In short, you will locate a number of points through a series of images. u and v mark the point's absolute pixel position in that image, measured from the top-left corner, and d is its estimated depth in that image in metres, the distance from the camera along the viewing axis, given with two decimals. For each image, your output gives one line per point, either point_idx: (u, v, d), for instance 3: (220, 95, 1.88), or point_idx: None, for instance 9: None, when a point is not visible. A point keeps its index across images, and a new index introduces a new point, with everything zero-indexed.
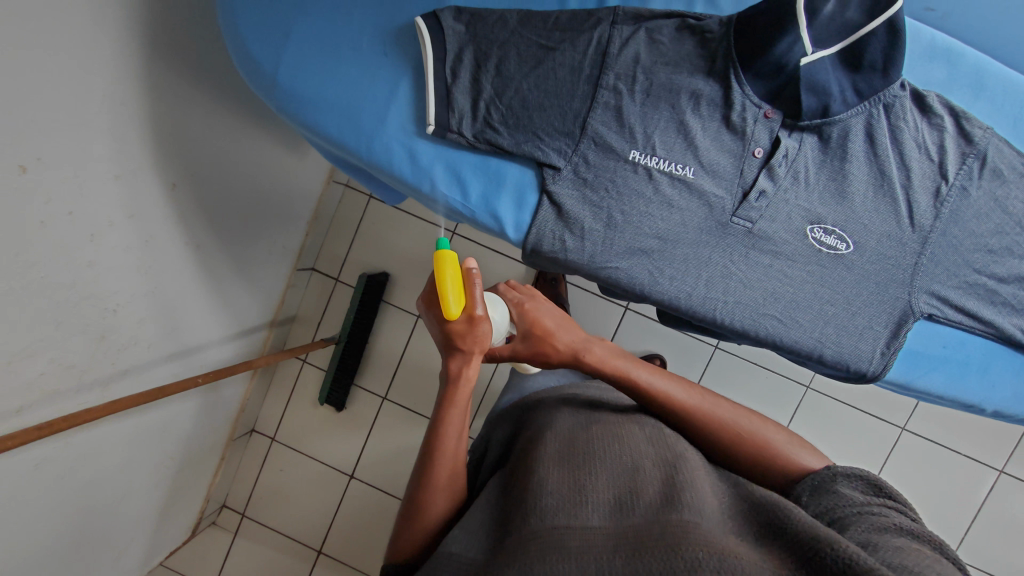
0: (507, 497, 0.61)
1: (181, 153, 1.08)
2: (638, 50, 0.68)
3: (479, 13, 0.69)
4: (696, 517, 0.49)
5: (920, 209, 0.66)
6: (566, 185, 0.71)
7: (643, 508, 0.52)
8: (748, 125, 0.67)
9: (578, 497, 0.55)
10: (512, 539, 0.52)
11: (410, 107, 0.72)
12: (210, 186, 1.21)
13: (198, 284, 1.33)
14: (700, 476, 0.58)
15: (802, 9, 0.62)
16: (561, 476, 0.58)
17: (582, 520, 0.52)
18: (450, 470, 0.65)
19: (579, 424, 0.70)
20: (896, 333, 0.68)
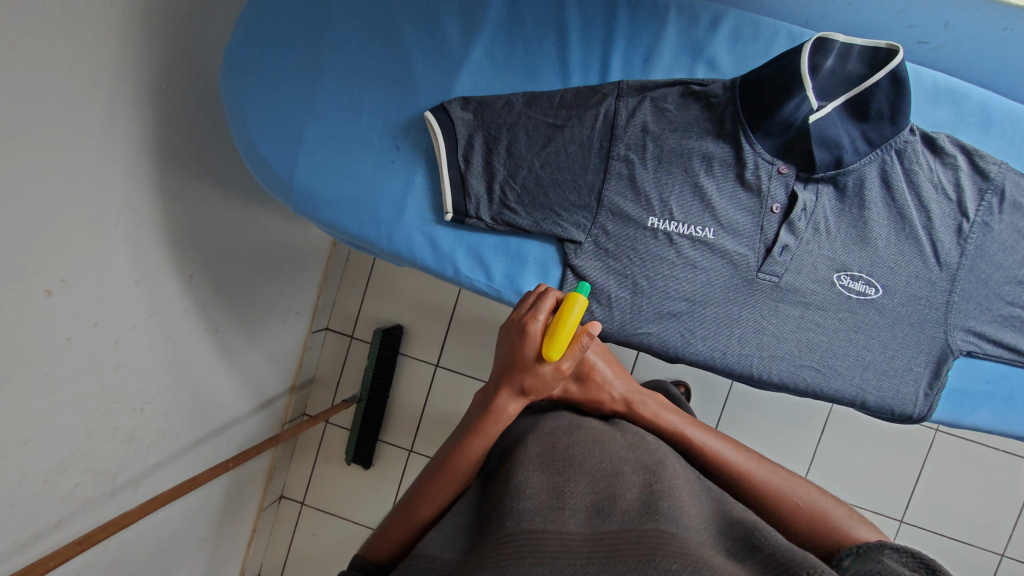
0: (484, 504, 0.54)
1: (197, 245, 1.09)
2: (646, 120, 0.69)
3: (485, 100, 0.70)
4: (677, 527, 0.44)
5: (945, 248, 0.66)
6: (589, 257, 0.71)
7: (623, 512, 0.46)
8: (763, 182, 0.68)
9: (556, 500, 0.48)
10: (484, 544, 0.46)
11: (426, 196, 0.73)
12: (225, 270, 1.22)
13: (219, 366, 1.33)
14: (681, 484, 0.52)
15: (806, 69, 0.64)
16: (541, 478, 0.51)
17: (559, 522, 0.45)
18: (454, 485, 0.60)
19: (560, 426, 0.62)
20: (937, 373, 0.67)
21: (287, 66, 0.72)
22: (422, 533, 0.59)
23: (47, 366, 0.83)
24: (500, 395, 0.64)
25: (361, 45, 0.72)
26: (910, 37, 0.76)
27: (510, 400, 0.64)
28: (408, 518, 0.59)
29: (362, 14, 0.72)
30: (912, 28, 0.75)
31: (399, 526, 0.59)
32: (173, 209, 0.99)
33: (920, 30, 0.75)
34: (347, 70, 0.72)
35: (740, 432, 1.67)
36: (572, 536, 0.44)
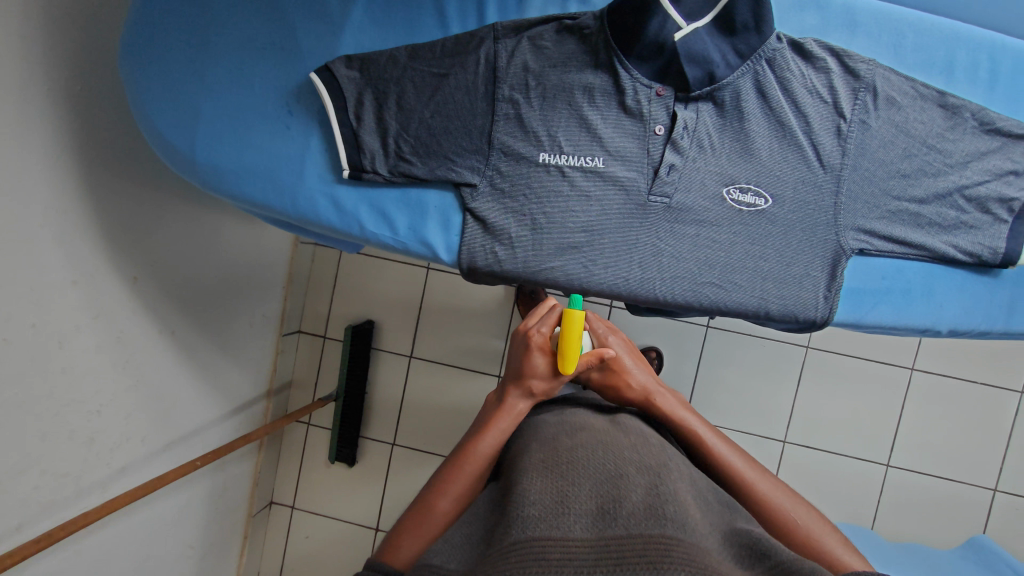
0: (494, 513, 0.60)
1: (140, 246, 1.11)
2: (525, 59, 0.71)
3: (369, 56, 0.72)
4: (679, 531, 0.50)
5: (827, 149, 0.67)
6: (486, 199, 0.73)
7: (627, 515, 0.52)
8: (644, 106, 0.69)
9: (563, 508, 0.54)
10: (490, 551, 0.51)
11: (323, 157, 0.74)
12: (177, 273, 1.25)
13: (182, 370, 1.34)
14: (680, 491, 0.60)
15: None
16: (546, 489, 0.58)
17: (563, 528, 0.51)
18: (467, 483, 0.71)
19: (563, 429, 0.74)
20: (834, 274, 0.68)
21: (178, 44, 0.74)
22: (440, 527, 0.67)
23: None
24: (511, 396, 0.81)
25: (247, 19, 0.74)
26: None
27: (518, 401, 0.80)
28: (424, 515, 0.68)
29: None
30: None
31: (413, 523, 0.67)
32: (108, 209, 1.01)
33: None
34: (237, 44, 0.74)
35: (713, 391, 1.67)
36: (577, 540, 0.50)
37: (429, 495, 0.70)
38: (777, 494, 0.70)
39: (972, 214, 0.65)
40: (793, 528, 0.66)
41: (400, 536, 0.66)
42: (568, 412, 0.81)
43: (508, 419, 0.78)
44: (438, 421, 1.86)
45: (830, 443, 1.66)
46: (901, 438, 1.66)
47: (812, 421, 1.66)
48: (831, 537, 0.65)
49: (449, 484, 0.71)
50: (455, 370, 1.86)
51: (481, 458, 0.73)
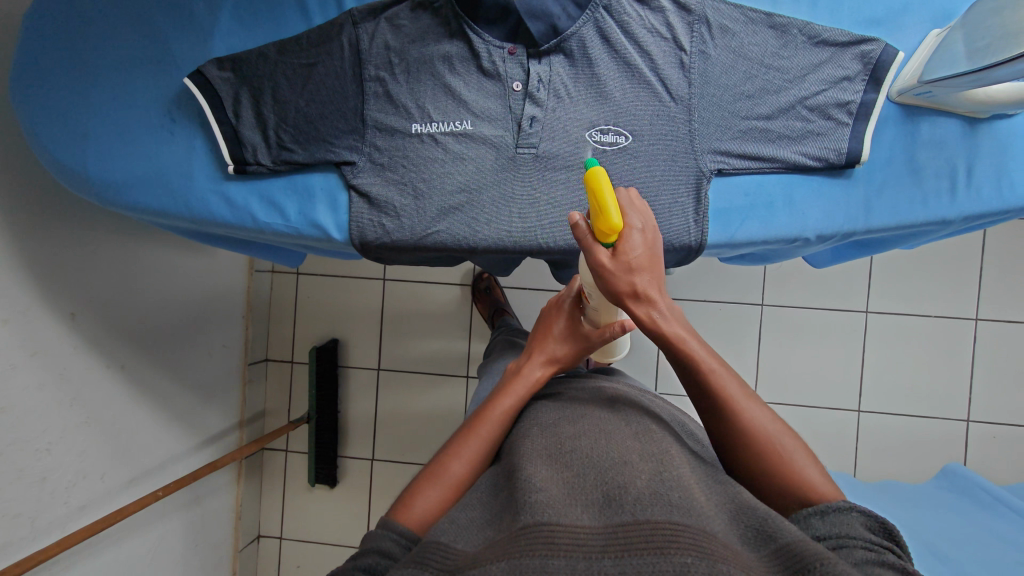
0: (499, 493, 0.57)
1: (71, 284, 1.13)
2: (385, 38, 0.75)
3: (239, 57, 0.76)
4: (687, 516, 0.47)
5: (674, 82, 0.71)
6: (368, 174, 0.76)
7: (636, 500, 0.49)
8: (500, 66, 0.73)
9: (572, 496, 0.51)
10: (497, 536, 0.49)
11: (209, 157, 0.78)
12: (118, 307, 1.27)
13: (137, 406, 1.35)
14: (686, 472, 0.55)
15: None
16: (554, 477, 0.55)
17: (573, 514, 0.49)
18: (483, 445, 0.67)
19: (563, 415, 0.68)
20: (699, 198, 0.71)
21: (61, 71, 0.78)
22: (455, 489, 0.63)
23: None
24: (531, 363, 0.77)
25: (124, 38, 0.78)
26: None
27: (535, 368, 0.77)
28: (433, 482, 0.63)
29: (119, 11, 0.78)
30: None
31: (420, 487, 0.62)
32: (32, 247, 1.04)
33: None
34: (117, 63, 0.78)
35: None
36: (585, 528, 0.47)
37: (438, 461, 0.65)
38: (756, 413, 0.57)
39: (816, 122, 0.69)
40: (773, 456, 0.55)
41: (408, 501, 0.61)
42: (568, 396, 0.74)
43: (527, 385, 0.74)
44: (413, 429, 1.86)
45: (800, 397, 1.65)
46: (869, 382, 1.64)
47: (776, 377, 1.65)
48: (805, 459, 0.55)
49: (463, 448, 0.66)
50: (423, 376, 1.86)
51: (494, 424, 0.69)
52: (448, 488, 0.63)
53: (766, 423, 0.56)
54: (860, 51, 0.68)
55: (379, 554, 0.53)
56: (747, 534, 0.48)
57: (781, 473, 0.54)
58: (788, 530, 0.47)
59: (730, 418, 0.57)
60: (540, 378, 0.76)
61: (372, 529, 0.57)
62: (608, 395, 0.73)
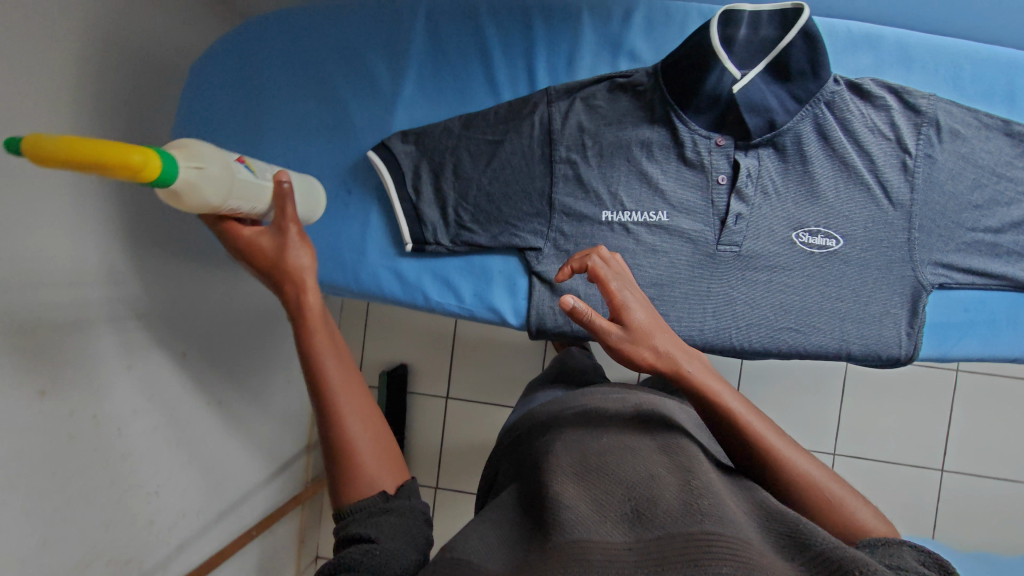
0: (528, 511, 0.51)
1: (185, 315, 1.02)
2: (580, 119, 0.71)
3: (423, 130, 0.73)
4: (723, 525, 0.42)
5: (894, 186, 0.67)
6: (552, 261, 0.72)
7: (669, 513, 0.44)
8: (705, 157, 0.69)
9: (600, 509, 0.46)
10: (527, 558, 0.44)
11: (384, 233, 0.74)
12: (218, 342, 1.15)
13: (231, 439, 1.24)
14: (717, 482, 0.49)
15: (717, 44, 0.65)
16: (577, 488, 0.49)
17: (608, 529, 0.44)
18: (338, 396, 0.54)
19: (586, 429, 0.59)
20: (914, 311, 0.67)
21: (230, 131, 0.75)
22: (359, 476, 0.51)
23: (39, 461, 0.73)
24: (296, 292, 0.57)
25: (295, 104, 0.74)
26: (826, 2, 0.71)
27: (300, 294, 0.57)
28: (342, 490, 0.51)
29: (293, 76, 0.74)
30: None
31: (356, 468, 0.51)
32: (162, 277, 0.95)
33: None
34: (289, 127, 0.74)
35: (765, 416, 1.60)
36: (620, 544, 0.42)
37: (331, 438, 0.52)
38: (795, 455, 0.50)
39: None
40: (823, 504, 0.49)
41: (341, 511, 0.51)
42: (592, 408, 0.64)
43: (312, 324, 0.56)
44: None
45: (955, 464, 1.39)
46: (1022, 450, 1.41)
47: (920, 440, 1.40)
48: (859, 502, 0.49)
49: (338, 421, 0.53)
50: None
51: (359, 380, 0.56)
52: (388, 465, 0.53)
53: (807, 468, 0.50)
54: None
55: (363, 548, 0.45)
56: (780, 539, 0.43)
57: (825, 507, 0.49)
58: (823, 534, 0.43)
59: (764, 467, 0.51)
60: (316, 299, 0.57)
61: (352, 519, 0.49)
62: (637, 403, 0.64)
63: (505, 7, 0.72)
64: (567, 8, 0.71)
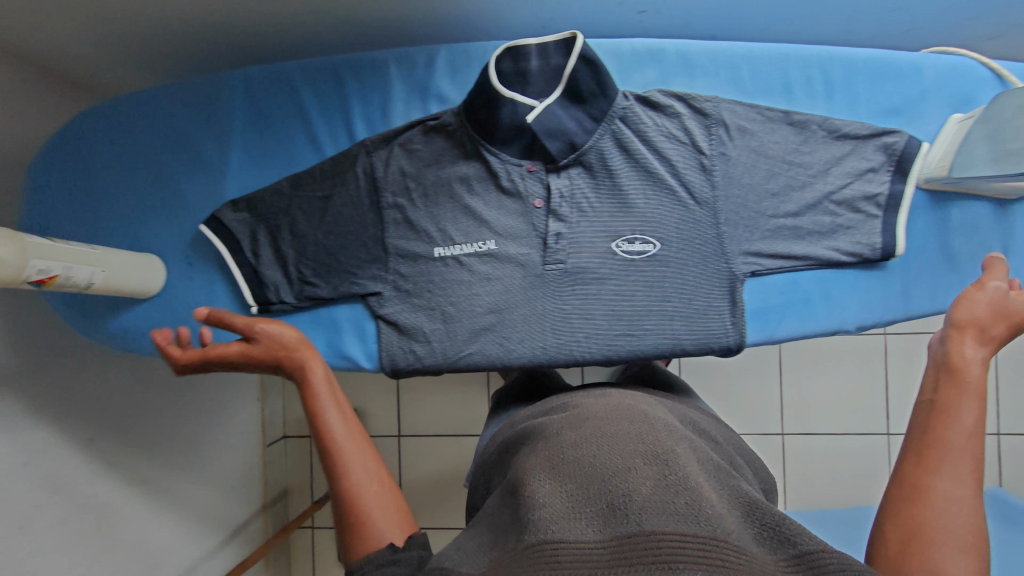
0: (505, 509, 0.44)
1: (91, 399, 1.01)
2: (400, 164, 0.74)
3: (253, 196, 0.75)
4: (697, 522, 0.37)
5: (697, 186, 0.70)
6: (394, 302, 0.74)
7: (642, 507, 0.38)
8: (519, 184, 0.72)
9: (574, 503, 0.40)
10: (499, 564, 0.38)
11: (230, 298, 0.76)
12: (142, 419, 1.12)
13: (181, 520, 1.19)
14: (692, 467, 0.44)
15: (499, 83, 0.69)
16: (552, 483, 0.42)
17: (577, 527, 0.38)
18: (354, 449, 0.55)
19: (565, 419, 0.54)
20: (734, 301, 0.70)
21: (71, 226, 0.77)
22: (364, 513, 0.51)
23: None
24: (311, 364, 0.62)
25: (133, 185, 0.77)
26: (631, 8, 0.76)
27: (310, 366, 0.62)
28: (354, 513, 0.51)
29: (128, 159, 0.78)
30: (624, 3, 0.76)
31: (359, 521, 0.50)
32: (59, 365, 0.94)
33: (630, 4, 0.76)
34: (128, 212, 0.77)
35: None
36: (589, 546, 0.37)
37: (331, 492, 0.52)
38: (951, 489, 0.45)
39: (845, 216, 0.68)
40: (915, 546, 0.43)
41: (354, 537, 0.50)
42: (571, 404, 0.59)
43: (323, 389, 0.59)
44: None
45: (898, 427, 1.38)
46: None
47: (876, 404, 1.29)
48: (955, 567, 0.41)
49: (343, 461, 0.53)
50: None
51: (358, 435, 0.56)
52: (388, 512, 0.51)
53: (947, 521, 0.43)
54: (882, 142, 0.68)
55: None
56: (761, 534, 0.40)
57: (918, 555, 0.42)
58: (810, 534, 0.39)
59: (909, 487, 0.47)
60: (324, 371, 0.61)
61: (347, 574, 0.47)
62: (619, 395, 0.60)
63: (317, 67, 0.76)
64: (374, 60, 0.75)
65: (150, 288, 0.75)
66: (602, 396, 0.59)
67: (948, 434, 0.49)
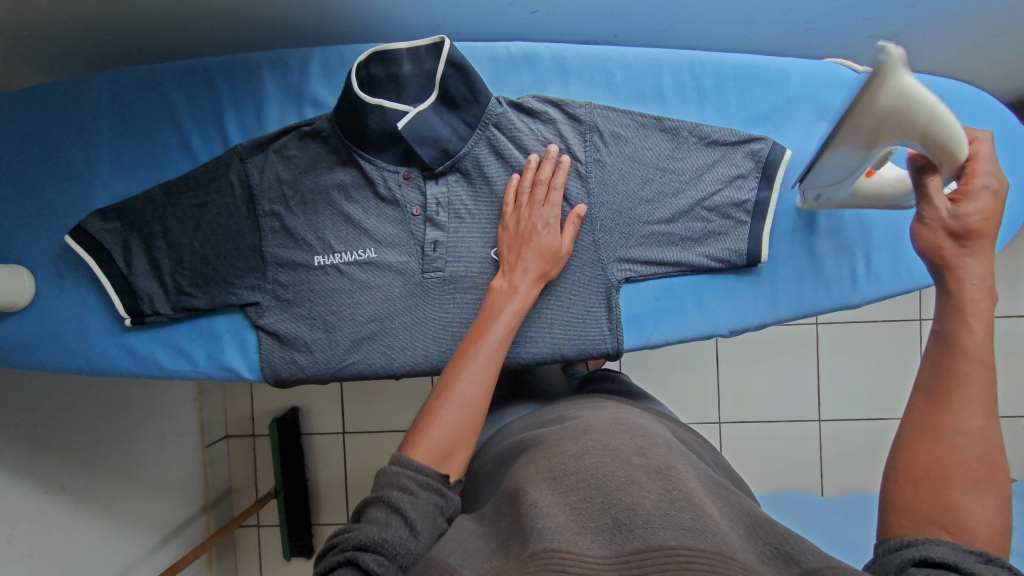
0: (500, 520, 0.42)
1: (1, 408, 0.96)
2: (276, 170, 0.72)
3: (124, 205, 0.72)
4: (703, 540, 0.36)
5: (573, 192, 0.70)
6: (274, 313, 0.73)
7: (649, 520, 0.37)
8: (396, 192, 0.71)
9: (579, 516, 0.38)
10: (499, 572, 0.36)
11: (104, 311, 0.74)
12: (62, 426, 1.08)
13: (109, 524, 1.16)
14: (695, 484, 0.42)
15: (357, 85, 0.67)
16: (553, 494, 0.40)
17: (583, 541, 0.36)
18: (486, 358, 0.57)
19: (564, 428, 0.51)
20: (611, 307, 0.71)
21: None
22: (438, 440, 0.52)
23: None
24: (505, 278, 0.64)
25: None
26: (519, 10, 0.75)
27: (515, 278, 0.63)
28: (444, 410, 0.53)
29: None
30: (513, 4, 0.74)
31: (428, 415, 0.53)
32: None
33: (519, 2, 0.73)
34: None
35: None
36: (597, 564, 0.35)
37: (442, 383, 0.56)
38: (970, 421, 0.44)
39: (716, 222, 0.69)
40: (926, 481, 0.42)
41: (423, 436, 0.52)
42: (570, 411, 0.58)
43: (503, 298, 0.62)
44: None
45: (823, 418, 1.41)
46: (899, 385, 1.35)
47: (805, 392, 1.33)
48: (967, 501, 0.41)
49: (468, 366, 0.56)
50: None
51: (504, 344, 0.59)
52: (465, 415, 0.54)
53: (953, 458, 0.42)
54: (751, 149, 0.69)
55: (375, 529, 0.44)
56: (765, 552, 0.39)
57: (918, 499, 0.42)
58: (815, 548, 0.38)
59: (924, 425, 0.45)
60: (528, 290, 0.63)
61: (386, 468, 0.50)
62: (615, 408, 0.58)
63: (187, 70, 0.74)
64: (247, 64, 0.73)
65: (19, 300, 0.72)
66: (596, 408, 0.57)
67: (959, 365, 0.45)
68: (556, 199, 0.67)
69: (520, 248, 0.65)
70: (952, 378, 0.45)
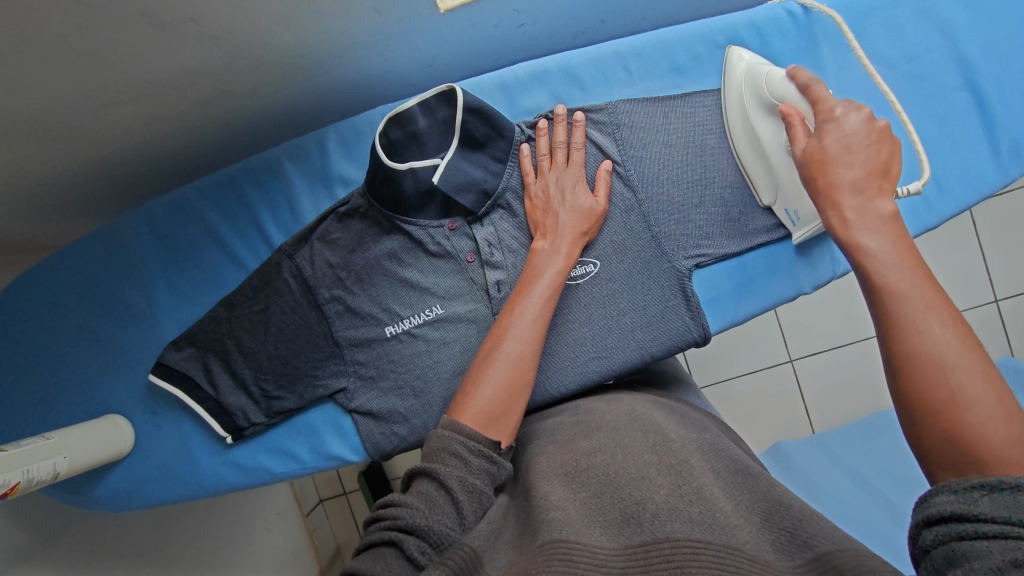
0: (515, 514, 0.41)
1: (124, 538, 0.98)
2: (326, 256, 0.72)
3: (192, 331, 0.73)
4: (712, 533, 0.34)
5: (619, 194, 0.69)
6: (362, 393, 0.73)
7: (657, 514, 0.36)
8: (446, 245, 0.70)
9: (588, 510, 0.37)
10: (511, 565, 0.35)
11: (203, 435, 0.76)
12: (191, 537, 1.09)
13: None
14: (711, 480, 0.40)
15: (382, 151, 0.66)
16: (565, 490, 0.40)
17: (591, 532, 0.35)
18: (532, 318, 0.57)
19: (578, 428, 0.50)
20: (688, 296, 0.69)
21: (31, 408, 0.77)
22: (493, 407, 0.52)
23: None
24: (543, 241, 0.64)
25: (71, 353, 0.76)
26: (506, 28, 0.73)
27: (557, 244, 0.63)
28: (492, 369, 0.54)
29: (60, 327, 0.77)
30: (500, 24, 0.72)
31: (476, 376, 0.54)
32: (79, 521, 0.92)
33: (506, 20, 0.71)
34: (78, 382, 0.76)
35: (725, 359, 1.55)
36: (605, 553, 0.34)
37: (488, 345, 0.57)
38: (951, 337, 0.40)
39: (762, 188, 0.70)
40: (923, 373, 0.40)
41: (467, 397, 0.52)
42: (584, 409, 0.57)
43: (545, 260, 0.62)
44: None
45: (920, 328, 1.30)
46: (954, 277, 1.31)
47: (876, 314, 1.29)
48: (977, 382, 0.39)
49: (516, 326, 0.57)
50: None
51: (551, 306, 0.59)
52: (512, 372, 0.54)
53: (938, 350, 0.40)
54: None
55: (421, 508, 0.42)
56: (778, 540, 0.36)
57: (932, 429, 0.39)
58: (826, 534, 0.36)
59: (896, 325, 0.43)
60: (568, 255, 0.62)
61: (437, 433, 0.48)
62: (629, 402, 0.57)
63: (213, 186, 0.75)
64: (270, 163, 0.74)
65: (123, 447, 0.74)
66: (647, 403, 0.56)
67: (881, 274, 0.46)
68: (580, 160, 0.67)
69: (554, 211, 0.65)
70: (906, 299, 0.43)
